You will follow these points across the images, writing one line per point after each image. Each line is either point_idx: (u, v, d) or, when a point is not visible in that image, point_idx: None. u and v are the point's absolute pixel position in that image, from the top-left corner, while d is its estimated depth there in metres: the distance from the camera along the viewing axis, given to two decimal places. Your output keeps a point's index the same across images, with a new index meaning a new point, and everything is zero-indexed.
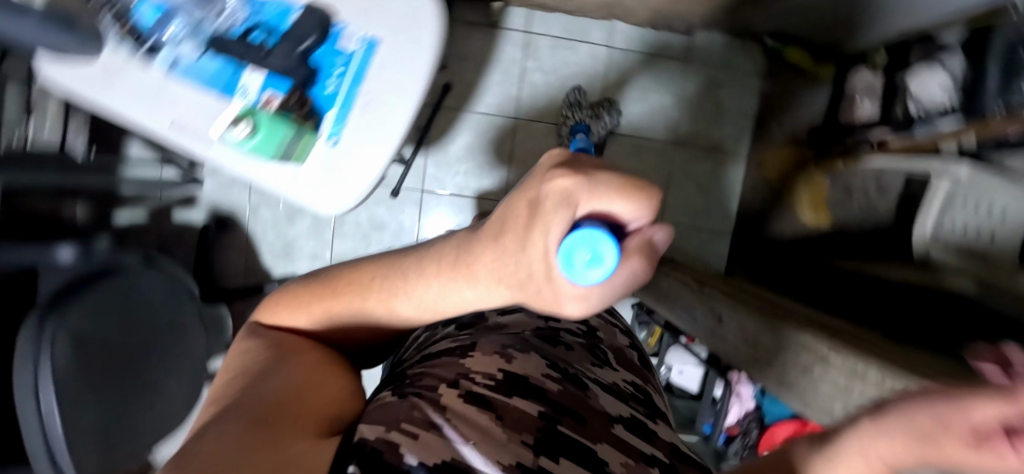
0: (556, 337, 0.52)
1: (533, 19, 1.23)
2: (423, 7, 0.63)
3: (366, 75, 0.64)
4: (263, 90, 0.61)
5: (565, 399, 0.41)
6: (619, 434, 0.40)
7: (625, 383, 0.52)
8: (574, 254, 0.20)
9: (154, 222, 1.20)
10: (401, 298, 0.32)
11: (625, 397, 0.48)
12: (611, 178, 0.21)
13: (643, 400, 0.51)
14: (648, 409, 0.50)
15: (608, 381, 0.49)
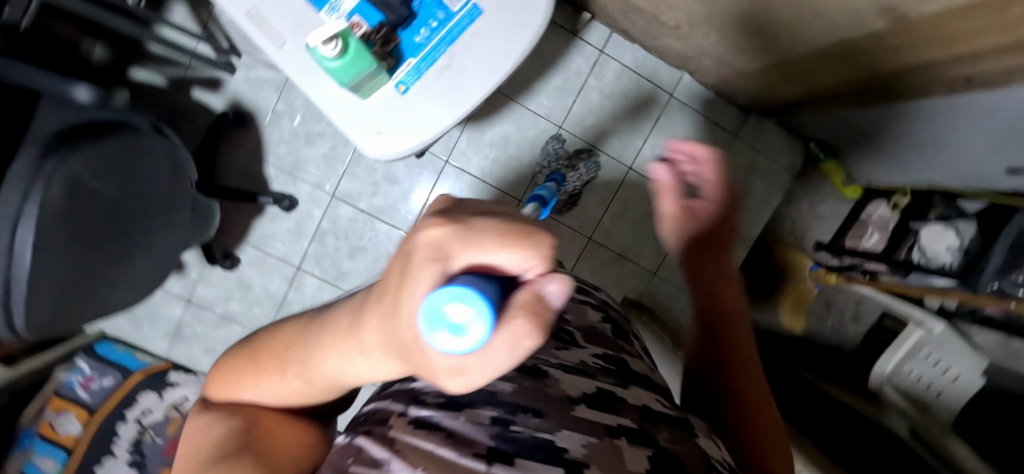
0: None
1: (611, 42, 1.24)
2: None
3: (458, 38, 0.62)
4: (352, 14, 0.61)
5: (523, 391, 0.32)
6: (582, 417, 0.31)
7: (595, 354, 0.42)
8: (441, 317, 0.15)
9: (171, 91, 1.15)
10: (311, 361, 0.28)
11: (592, 372, 0.38)
12: (488, 231, 0.18)
13: (617, 368, 0.42)
14: (625, 377, 0.41)
15: (573, 361, 0.39)
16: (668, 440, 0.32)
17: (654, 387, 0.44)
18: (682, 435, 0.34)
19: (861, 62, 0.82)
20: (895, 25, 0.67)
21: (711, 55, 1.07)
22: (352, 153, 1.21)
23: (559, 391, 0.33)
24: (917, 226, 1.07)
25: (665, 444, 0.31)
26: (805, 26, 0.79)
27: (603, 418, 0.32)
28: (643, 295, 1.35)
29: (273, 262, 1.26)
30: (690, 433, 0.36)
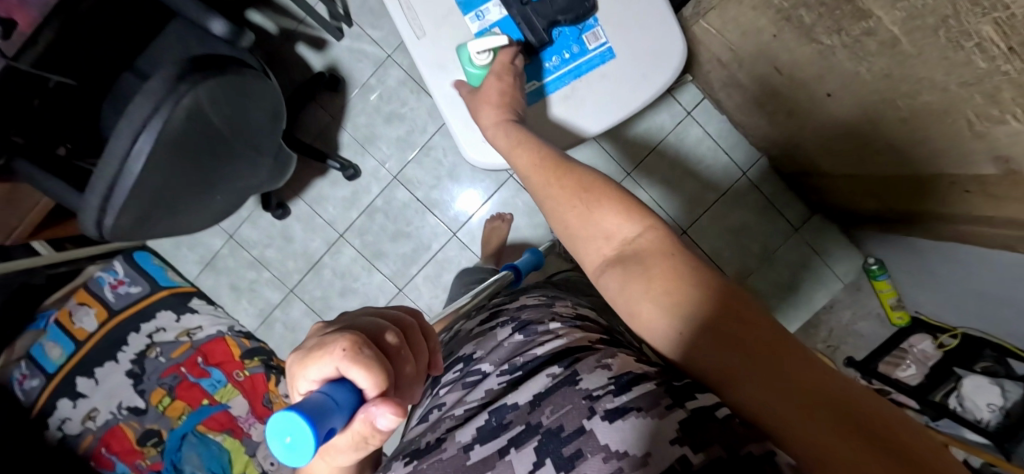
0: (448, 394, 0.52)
1: (700, 106, 1.26)
2: (672, 54, 0.63)
3: (584, 74, 0.64)
4: (494, 26, 0.64)
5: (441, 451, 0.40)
6: (478, 455, 0.38)
7: (504, 376, 0.47)
8: (283, 433, 0.23)
9: (279, 39, 1.21)
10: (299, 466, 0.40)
11: (494, 399, 0.46)
12: (321, 349, 0.28)
13: (527, 368, 0.46)
14: (533, 373, 0.46)
15: (478, 398, 0.47)
16: (552, 413, 0.38)
17: (572, 348, 0.46)
18: (566, 391, 0.38)
19: (955, 200, 0.81)
20: (1006, 177, 0.66)
21: (798, 147, 1.07)
22: (425, 143, 1.24)
23: (454, 446, 0.41)
24: (962, 372, 1.07)
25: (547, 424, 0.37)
26: (906, 148, 0.78)
27: (493, 445, 0.39)
28: None
29: (320, 223, 1.29)
30: (570, 383, 0.39)
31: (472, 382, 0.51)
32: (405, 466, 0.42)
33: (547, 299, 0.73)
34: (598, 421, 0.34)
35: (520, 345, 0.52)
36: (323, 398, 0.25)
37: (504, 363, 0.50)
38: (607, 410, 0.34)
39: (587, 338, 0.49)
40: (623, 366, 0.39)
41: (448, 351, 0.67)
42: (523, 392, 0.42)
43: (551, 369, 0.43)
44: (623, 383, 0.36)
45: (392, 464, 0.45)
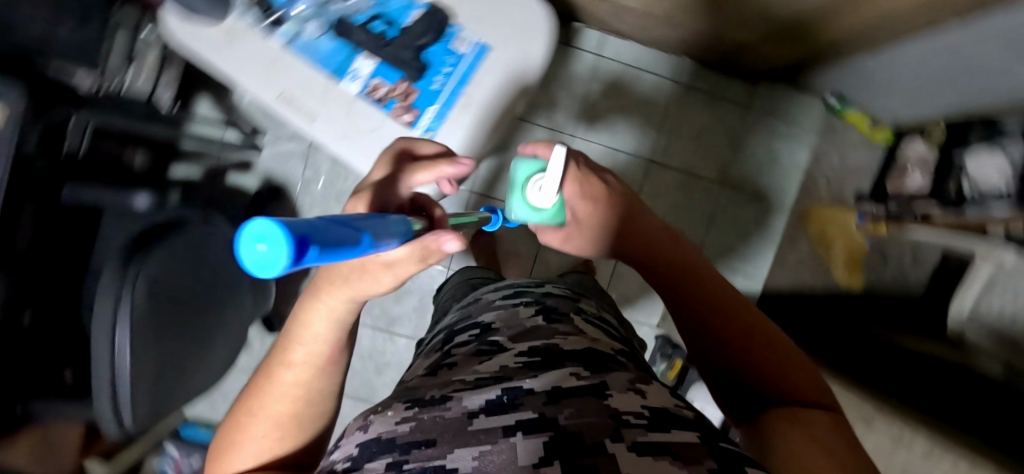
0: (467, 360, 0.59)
1: (606, 44, 1.26)
2: (537, 21, 0.65)
3: (471, 77, 0.65)
4: (371, 77, 0.65)
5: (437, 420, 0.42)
6: (484, 425, 0.41)
7: (518, 353, 0.57)
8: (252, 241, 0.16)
9: (208, 180, 1.23)
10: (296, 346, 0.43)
11: (509, 375, 0.51)
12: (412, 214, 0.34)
13: (543, 354, 0.55)
14: (549, 361, 0.53)
15: (494, 371, 0.53)
16: (572, 416, 0.40)
17: (592, 352, 0.57)
18: (592, 402, 0.42)
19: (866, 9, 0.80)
20: None
21: (707, 34, 1.07)
22: None
23: (460, 409, 0.44)
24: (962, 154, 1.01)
25: (564, 422, 0.39)
26: None
27: (502, 420, 0.41)
28: None
29: None
30: (599, 397, 0.42)
31: (491, 352, 0.59)
32: (404, 413, 0.45)
33: (568, 292, 0.87)
34: (622, 440, 0.36)
35: (550, 331, 0.64)
36: (312, 226, 0.19)
37: (524, 345, 0.59)
38: (635, 441, 0.36)
39: (608, 347, 0.62)
40: (655, 398, 0.45)
41: (464, 316, 0.78)
42: (546, 383, 0.46)
43: (578, 368, 0.50)
44: (656, 420, 0.40)
45: (387, 408, 0.48)
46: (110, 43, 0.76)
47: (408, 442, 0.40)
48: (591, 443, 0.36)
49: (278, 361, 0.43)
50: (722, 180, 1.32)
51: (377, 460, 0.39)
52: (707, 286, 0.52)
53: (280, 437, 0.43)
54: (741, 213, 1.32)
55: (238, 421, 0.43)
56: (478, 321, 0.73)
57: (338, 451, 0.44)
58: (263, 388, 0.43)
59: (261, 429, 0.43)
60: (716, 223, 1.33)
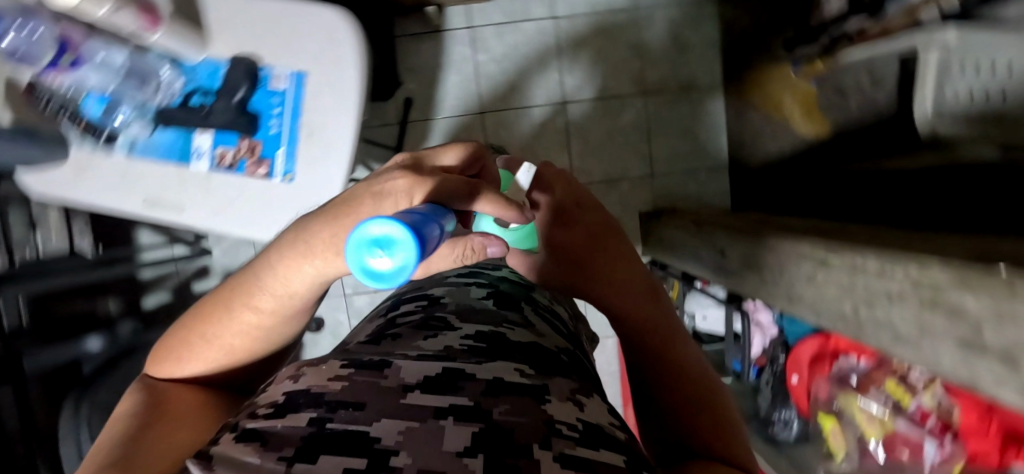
0: (416, 335, 0.53)
1: (472, 14, 1.18)
2: (336, 28, 0.65)
3: (302, 107, 0.66)
4: (215, 148, 0.66)
5: (353, 390, 0.34)
6: (415, 403, 0.33)
7: (465, 335, 0.54)
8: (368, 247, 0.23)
9: None
10: (258, 295, 0.37)
11: (452, 356, 0.45)
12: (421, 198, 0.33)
13: (488, 340, 0.52)
14: (493, 349, 0.49)
15: (436, 349, 0.47)
16: (505, 413, 0.33)
17: (535, 345, 0.54)
18: (530, 406, 0.35)
19: None
20: None
21: None
22: None
23: (396, 381, 0.36)
24: None
25: (497, 418, 0.32)
26: None
27: (435, 401, 0.34)
28: (657, 201, 1.26)
29: None
30: (539, 401, 0.37)
31: (438, 328, 0.56)
32: (339, 371, 0.38)
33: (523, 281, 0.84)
34: (549, 447, 0.30)
35: (501, 318, 0.61)
36: (420, 223, 0.25)
37: (472, 326, 0.57)
38: (562, 453, 0.30)
39: (550, 341, 0.59)
40: (593, 414, 0.39)
41: (414, 289, 0.75)
42: (485, 372, 0.41)
43: (523, 366, 0.44)
44: (589, 436, 0.34)
45: (322, 361, 0.41)
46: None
47: (336, 401, 0.32)
48: (520, 444, 0.29)
49: (238, 300, 0.38)
50: (645, 90, 1.23)
51: (298, 414, 0.31)
52: (657, 337, 0.47)
53: (223, 360, 0.41)
54: (679, 113, 1.23)
55: (189, 336, 0.40)
56: (431, 293, 0.70)
57: (266, 392, 0.36)
58: (221, 316, 0.39)
59: (206, 352, 0.40)
60: (659, 134, 1.24)
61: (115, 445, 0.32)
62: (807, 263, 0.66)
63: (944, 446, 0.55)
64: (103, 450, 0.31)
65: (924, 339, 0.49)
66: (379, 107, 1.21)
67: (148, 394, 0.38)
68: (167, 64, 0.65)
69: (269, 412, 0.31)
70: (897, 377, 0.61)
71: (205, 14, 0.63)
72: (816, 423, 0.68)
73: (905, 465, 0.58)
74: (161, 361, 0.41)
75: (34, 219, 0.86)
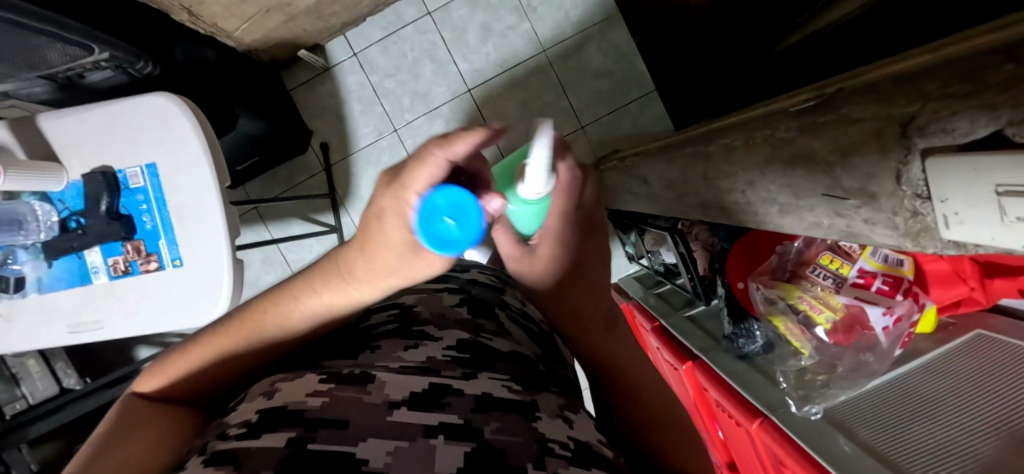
0: (399, 341, 0.45)
1: (351, 40, 1.19)
2: (167, 110, 0.66)
3: (165, 194, 0.68)
4: (107, 260, 0.69)
5: (338, 406, 0.34)
6: (401, 420, 0.34)
7: (447, 345, 0.46)
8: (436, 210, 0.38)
9: None
10: (292, 310, 0.43)
11: (437, 368, 0.41)
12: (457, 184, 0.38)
13: (471, 351, 0.45)
14: (477, 361, 0.44)
15: (418, 361, 0.42)
16: (496, 430, 0.35)
17: (518, 355, 0.48)
18: (519, 421, 0.37)
19: None
20: None
21: None
22: None
23: (381, 396, 0.36)
24: None
25: (486, 437, 0.34)
26: None
27: (423, 419, 0.35)
28: (598, 150, 1.20)
29: None
30: (528, 416, 0.38)
31: (416, 338, 0.46)
32: (318, 387, 0.36)
33: (498, 280, 0.68)
34: (541, 467, 0.33)
35: (476, 328, 0.51)
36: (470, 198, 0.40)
37: (452, 335, 0.48)
38: (552, 469, 0.33)
39: (528, 348, 0.52)
40: (582, 432, 0.40)
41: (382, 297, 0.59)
42: (474, 387, 0.39)
43: (508, 381, 0.42)
44: (580, 453, 0.36)
45: (300, 375, 0.39)
46: None
47: (317, 418, 0.33)
48: (511, 463, 0.32)
49: (265, 313, 0.43)
50: (544, 46, 1.17)
51: (276, 433, 0.31)
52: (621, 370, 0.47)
53: (221, 370, 0.44)
54: (587, 55, 1.17)
55: (203, 347, 0.44)
56: (399, 300, 0.56)
57: (240, 410, 0.36)
58: (243, 329, 0.43)
59: (207, 358, 0.44)
60: (575, 83, 1.18)
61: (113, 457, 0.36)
62: (699, 161, 0.60)
63: (896, 306, 0.52)
64: (106, 459, 0.36)
65: (799, 201, 0.44)
66: (301, 161, 1.23)
67: (127, 416, 0.42)
68: (35, 196, 0.68)
69: (243, 431, 0.32)
70: (830, 248, 0.57)
71: (52, 145, 0.68)
72: (768, 324, 0.63)
73: (865, 338, 0.54)
74: (151, 376, 0.45)
75: (16, 376, 0.92)
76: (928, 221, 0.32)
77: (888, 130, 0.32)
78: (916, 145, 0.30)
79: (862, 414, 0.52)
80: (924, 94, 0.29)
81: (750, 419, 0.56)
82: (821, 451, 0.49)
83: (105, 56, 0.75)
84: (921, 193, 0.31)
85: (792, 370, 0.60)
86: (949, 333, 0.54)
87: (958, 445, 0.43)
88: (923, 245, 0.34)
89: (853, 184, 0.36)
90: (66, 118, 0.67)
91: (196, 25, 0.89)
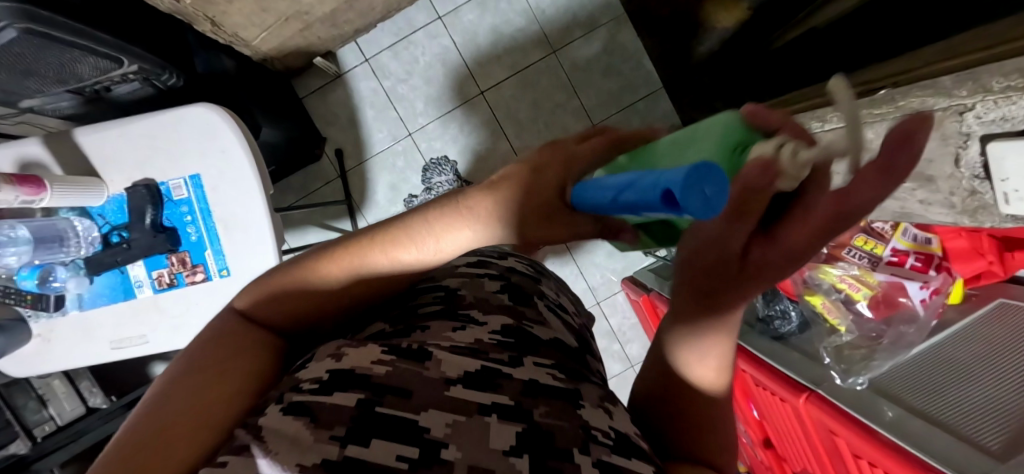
0: (445, 329, 0.36)
1: (362, 47, 1.19)
2: (209, 121, 0.66)
3: (209, 203, 0.68)
4: (151, 273, 0.69)
5: (402, 374, 0.28)
6: (462, 398, 0.28)
7: (493, 329, 0.38)
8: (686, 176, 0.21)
9: None
10: (404, 244, 0.39)
11: (484, 351, 0.34)
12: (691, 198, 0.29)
13: (518, 336, 0.38)
14: (525, 346, 0.37)
15: (467, 342, 0.34)
16: (547, 414, 0.29)
17: (561, 344, 0.41)
18: (567, 407, 0.30)
19: None
20: None
21: None
22: None
23: (439, 372, 0.29)
24: None
25: (537, 419, 0.28)
26: None
27: (478, 396, 0.28)
28: None
29: None
30: (572, 402, 0.31)
31: (462, 321, 0.38)
32: (379, 354, 0.30)
33: (533, 269, 0.57)
34: (587, 452, 0.27)
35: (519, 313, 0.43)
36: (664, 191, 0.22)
37: (498, 320, 0.40)
38: (601, 458, 0.27)
39: (569, 340, 0.44)
40: (622, 422, 0.32)
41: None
42: (523, 370, 0.32)
43: (552, 367, 0.35)
44: (623, 442, 0.30)
45: (362, 344, 0.31)
46: (7, 414, 0.84)
47: (387, 385, 0.27)
48: (562, 447, 0.26)
49: (377, 246, 0.39)
50: (553, 47, 1.20)
51: (347, 394, 0.26)
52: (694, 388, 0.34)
53: (320, 301, 0.39)
54: (595, 55, 1.20)
55: (308, 275, 0.38)
56: (440, 283, 0.46)
57: (309, 368, 0.29)
58: (354, 259, 0.39)
59: (314, 296, 0.39)
60: (585, 83, 1.21)
61: (205, 378, 0.32)
62: None
63: (931, 281, 0.59)
64: (194, 380, 0.31)
65: None
66: (316, 168, 1.23)
67: (218, 335, 0.36)
68: (72, 212, 0.68)
69: (316, 387, 0.26)
70: (864, 230, 0.64)
71: (93, 162, 0.67)
72: (806, 303, 0.69)
73: (900, 311, 0.62)
74: (248, 292, 0.39)
75: (43, 397, 0.91)
76: (986, 199, 0.36)
77: (946, 118, 0.35)
78: (976, 132, 0.33)
79: (902, 379, 0.56)
80: (982, 85, 0.32)
81: (797, 394, 0.60)
82: (871, 417, 0.52)
83: (134, 69, 0.74)
84: (978, 174, 0.35)
85: (831, 345, 0.64)
86: (975, 303, 0.59)
87: (995, 397, 0.47)
88: (981, 220, 0.38)
89: (910, 168, 0.41)
90: (104, 132, 0.67)
91: (217, 35, 0.88)
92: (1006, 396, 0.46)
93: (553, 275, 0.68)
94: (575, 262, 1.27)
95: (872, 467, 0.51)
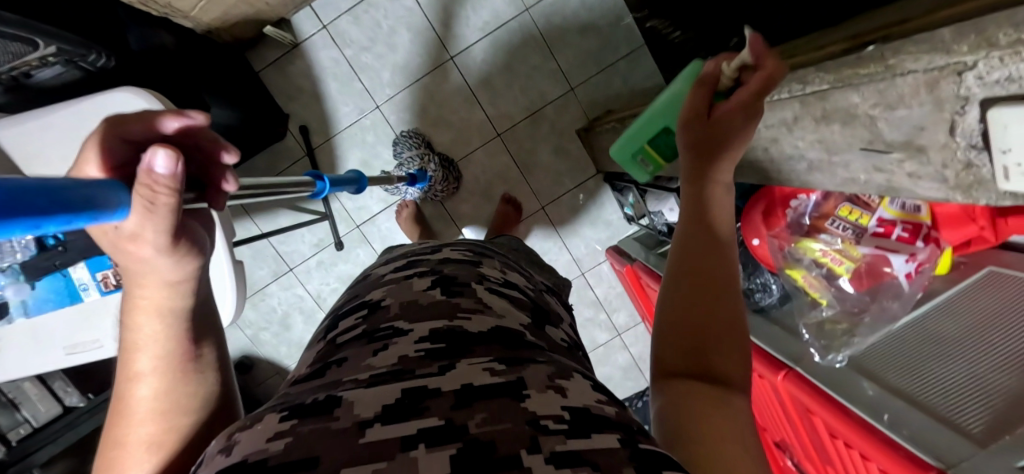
0: (370, 352, 0.33)
1: (319, 13, 1.10)
2: (134, 107, 0.60)
3: None
4: (95, 275, 0.65)
5: (311, 440, 0.23)
6: (377, 441, 0.23)
7: (419, 337, 0.35)
8: None
9: None
10: (133, 365, 0.34)
11: (410, 368, 0.30)
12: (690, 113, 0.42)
13: (449, 338, 0.34)
14: (458, 349, 0.33)
15: (389, 365, 0.31)
16: (483, 422, 0.25)
17: (502, 330, 0.37)
18: (506, 403, 0.27)
19: None
20: None
21: None
22: (311, 299, 1.24)
23: (352, 418, 0.25)
24: None
25: (472, 432, 0.24)
26: None
27: (400, 430, 0.24)
28: (590, 111, 1.16)
29: None
30: (515, 396, 0.27)
31: (384, 338, 0.35)
32: (277, 426, 0.25)
33: (472, 254, 0.57)
34: (539, 450, 0.23)
35: (451, 308, 0.39)
36: None
37: (426, 325, 0.37)
38: (555, 451, 0.23)
39: (513, 320, 0.40)
40: (579, 397, 0.29)
41: (348, 298, 0.49)
42: (453, 380, 0.29)
43: (490, 361, 0.31)
44: (579, 422, 0.26)
45: (257, 420, 0.27)
46: None
47: (285, 461, 0.22)
48: (502, 457, 0.22)
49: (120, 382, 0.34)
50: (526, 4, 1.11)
51: None
52: (719, 317, 0.35)
53: (158, 432, 0.33)
54: (572, 11, 1.11)
55: (111, 445, 0.33)
56: (365, 298, 0.44)
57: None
58: (116, 410, 0.34)
59: (144, 434, 0.33)
60: (561, 42, 1.13)
61: None
62: None
63: (918, 253, 0.55)
64: None
65: (833, 156, 0.44)
66: (282, 147, 1.17)
67: None
68: None
69: None
70: (849, 200, 0.61)
71: (17, 160, 0.62)
72: (787, 277, 0.66)
73: (885, 284, 0.58)
74: None
75: (15, 401, 0.90)
76: (982, 173, 0.31)
77: (941, 80, 0.30)
78: (976, 94, 0.28)
79: (884, 356, 0.53)
80: (988, 39, 0.26)
81: (775, 372, 0.57)
82: (847, 395, 0.49)
83: (53, 51, 0.67)
84: (975, 144, 0.30)
85: (812, 321, 0.61)
86: (963, 272, 0.56)
87: (980, 375, 0.44)
88: (975, 197, 0.33)
89: (897, 137, 0.36)
90: (21, 122, 0.61)
91: (147, 5, 0.80)
92: (996, 378, 0.42)
93: (500, 254, 0.65)
94: (558, 234, 1.23)
95: (864, 458, 0.47)
